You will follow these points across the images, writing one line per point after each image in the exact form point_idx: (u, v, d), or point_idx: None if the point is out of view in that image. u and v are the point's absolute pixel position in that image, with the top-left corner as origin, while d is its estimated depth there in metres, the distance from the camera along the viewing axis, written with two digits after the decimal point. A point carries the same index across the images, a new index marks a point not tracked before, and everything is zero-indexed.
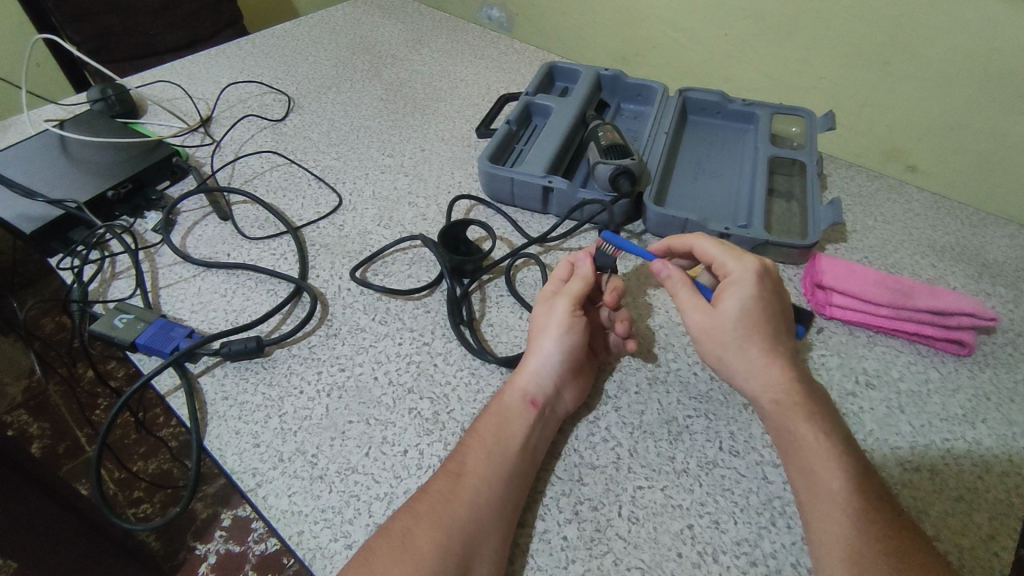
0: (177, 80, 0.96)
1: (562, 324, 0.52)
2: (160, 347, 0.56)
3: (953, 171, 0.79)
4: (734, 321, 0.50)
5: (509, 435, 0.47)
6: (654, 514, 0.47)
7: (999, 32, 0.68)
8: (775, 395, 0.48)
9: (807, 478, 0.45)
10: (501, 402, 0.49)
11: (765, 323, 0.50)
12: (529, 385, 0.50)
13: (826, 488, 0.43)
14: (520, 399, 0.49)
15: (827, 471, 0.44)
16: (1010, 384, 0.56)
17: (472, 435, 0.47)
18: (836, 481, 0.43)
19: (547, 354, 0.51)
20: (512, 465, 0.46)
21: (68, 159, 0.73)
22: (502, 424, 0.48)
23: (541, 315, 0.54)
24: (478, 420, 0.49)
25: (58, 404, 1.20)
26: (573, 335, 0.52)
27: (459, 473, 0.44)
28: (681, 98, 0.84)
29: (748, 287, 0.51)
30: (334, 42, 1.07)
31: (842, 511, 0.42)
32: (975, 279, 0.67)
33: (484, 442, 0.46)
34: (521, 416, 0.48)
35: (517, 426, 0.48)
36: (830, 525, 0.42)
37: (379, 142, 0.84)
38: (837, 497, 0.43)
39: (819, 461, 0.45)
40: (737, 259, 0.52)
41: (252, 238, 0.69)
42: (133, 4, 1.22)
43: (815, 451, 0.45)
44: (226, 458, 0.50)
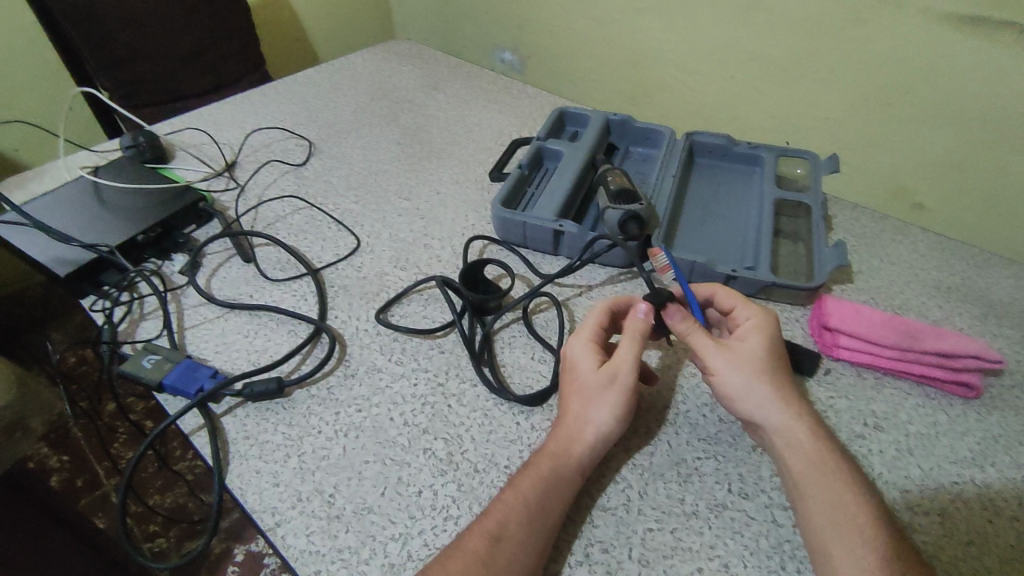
0: (204, 126, 1.00)
1: (617, 395, 0.51)
2: (185, 388, 0.58)
3: (961, 211, 0.80)
4: (757, 359, 0.53)
5: (557, 504, 0.47)
6: (664, 556, 0.47)
7: (1003, 76, 0.70)
8: (791, 437, 0.50)
9: (837, 515, 0.45)
10: (550, 461, 0.48)
11: (779, 366, 0.53)
12: (580, 453, 0.49)
13: (855, 524, 0.44)
14: (571, 465, 0.49)
15: (850, 509, 0.45)
16: (1019, 427, 0.56)
17: (512, 494, 0.47)
18: (866, 522, 0.45)
19: (603, 423, 0.50)
20: (551, 530, 0.46)
21: (101, 205, 0.76)
22: (548, 488, 0.47)
23: (590, 377, 0.52)
24: (521, 473, 0.48)
25: (77, 437, 1.23)
26: (626, 402, 0.51)
27: (497, 536, 0.44)
28: (688, 141, 0.86)
29: (764, 332, 0.55)
30: (354, 88, 1.12)
31: (871, 548, 0.43)
32: (982, 320, 0.68)
33: (529, 506, 0.46)
34: (566, 481, 0.48)
35: (562, 492, 0.47)
36: (858, 562, 0.43)
37: (396, 186, 0.87)
38: (863, 529, 0.44)
39: (843, 500, 0.46)
40: (750, 309, 0.57)
41: (274, 280, 0.72)
42: (163, 53, 1.28)
43: (831, 488, 0.47)
44: (247, 497, 0.52)
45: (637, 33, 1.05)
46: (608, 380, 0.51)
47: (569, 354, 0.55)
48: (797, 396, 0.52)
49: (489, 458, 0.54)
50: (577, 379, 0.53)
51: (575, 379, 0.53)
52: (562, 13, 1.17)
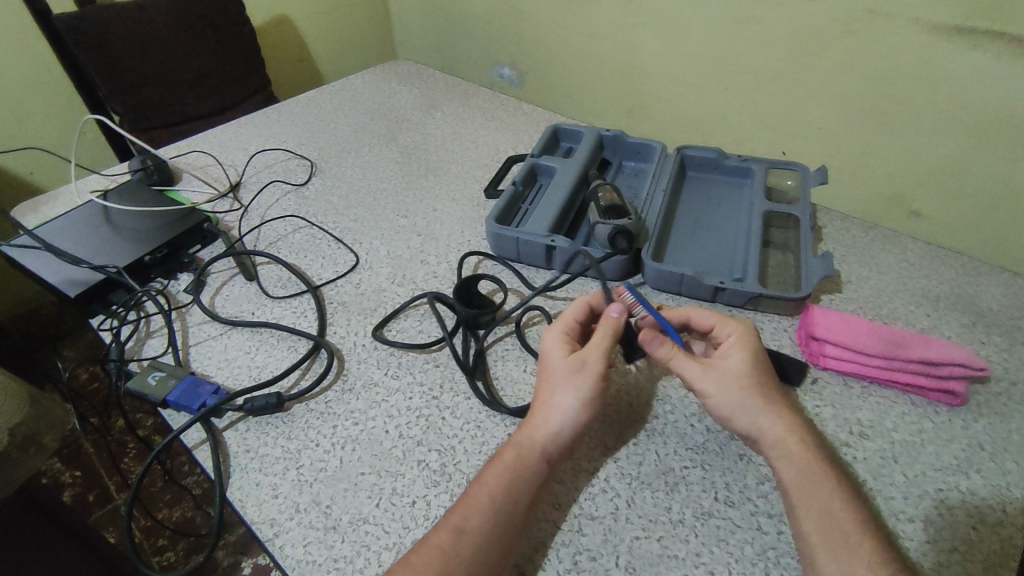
0: (209, 148, 1.03)
1: (584, 378, 0.54)
2: (188, 403, 0.60)
3: (954, 218, 0.81)
4: (740, 379, 0.54)
5: (520, 489, 0.49)
6: (650, 564, 0.48)
7: (989, 86, 0.71)
8: (781, 449, 0.51)
9: (824, 521, 0.46)
10: (516, 454, 0.51)
11: (764, 382, 0.55)
12: (545, 440, 0.52)
13: (842, 531, 0.45)
14: (537, 457, 0.51)
15: (841, 518, 0.46)
16: (1004, 434, 0.57)
17: (479, 488, 0.49)
18: (852, 524, 0.46)
19: (568, 407, 0.53)
20: (515, 520, 0.48)
21: (109, 227, 0.79)
22: (512, 476, 0.49)
23: (559, 364, 0.55)
24: (489, 467, 0.51)
25: (89, 452, 1.26)
26: (589, 384, 0.54)
27: (461, 528, 0.46)
28: (680, 155, 0.88)
29: (747, 350, 0.56)
30: (355, 108, 1.15)
31: (861, 551, 0.44)
32: (969, 328, 0.68)
33: (492, 496, 0.48)
34: (533, 471, 0.50)
35: (527, 482, 0.50)
36: (847, 567, 0.43)
37: (394, 204, 0.89)
38: (851, 534, 0.45)
39: (832, 508, 0.47)
40: (725, 324, 0.58)
41: (275, 297, 0.74)
42: (171, 77, 1.32)
43: (817, 496, 0.48)
44: (247, 509, 0.54)
45: (632, 48, 1.07)
46: (576, 364, 0.54)
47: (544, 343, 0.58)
48: (784, 408, 0.54)
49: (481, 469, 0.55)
50: (549, 367, 0.56)
51: (547, 368, 0.56)
52: (558, 31, 1.20)
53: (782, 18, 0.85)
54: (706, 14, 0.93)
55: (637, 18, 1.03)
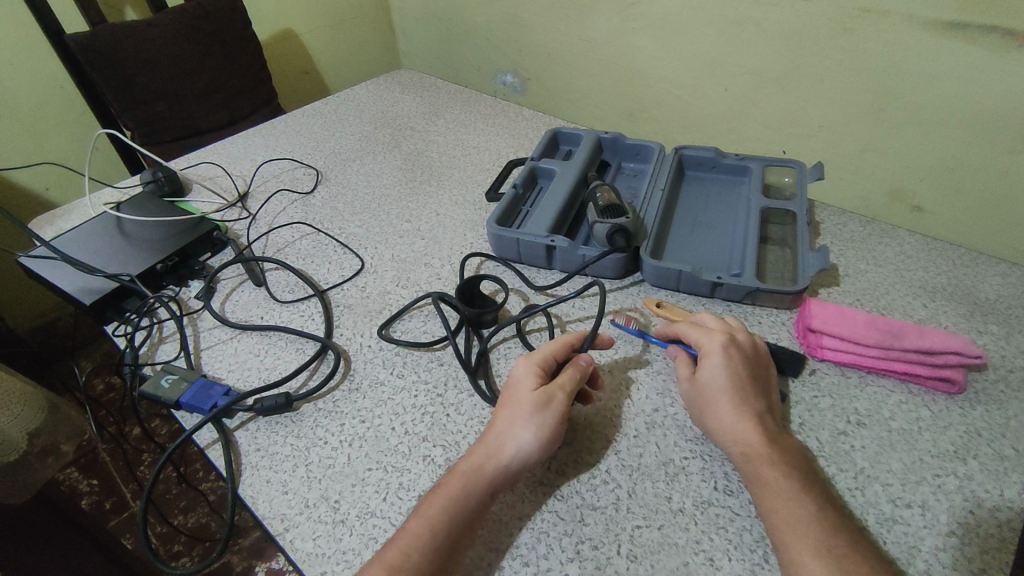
0: (218, 160, 1.06)
1: (547, 416, 0.54)
2: (200, 404, 0.62)
3: (954, 210, 0.82)
4: (709, 387, 0.56)
5: (460, 521, 0.49)
6: (651, 552, 0.50)
7: (985, 78, 0.72)
8: (743, 446, 0.52)
9: (777, 519, 0.47)
10: (460, 487, 0.50)
11: (740, 386, 0.55)
12: (493, 472, 0.51)
13: (797, 529, 0.46)
14: (482, 490, 0.50)
15: (796, 509, 0.47)
16: (1003, 420, 0.57)
17: (419, 522, 0.48)
18: (803, 514, 0.47)
19: (523, 443, 0.52)
20: (451, 555, 0.47)
21: (123, 237, 0.82)
22: (454, 508, 0.49)
23: (524, 398, 0.55)
24: (429, 499, 0.50)
25: (105, 461, 1.29)
26: (550, 423, 0.54)
27: (398, 566, 0.45)
28: (678, 154, 0.89)
29: (718, 356, 0.57)
30: (359, 117, 1.17)
31: (808, 541, 0.45)
32: (966, 318, 0.69)
33: (431, 529, 0.48)
34: (474, 506, 0.50)
35: (467, 517, 0.49)
36: (801, 557, 0.44)
37: (398, 210, 0.91)
38: (802, 525, 0.46)
39: (785, 505, 0.47)
40: (707, 335, 0.59)
41: (283, 302, 0.76)
42: (180, 92, 1.35)
43: (771, 490, 0.49)
44: (258, 505, 0.55)
45: (631, 51, 1.09)
46: (543, 401, 0.54)
47: (515, 372, 0.57)
48: (751, 410, 0.54)
49: None
50: (513, 398, 0.55)
51: (512, 397, 0.56)
52: (558, 37, 1.22)
53: (778, 18, 0.86)
54: (703, 16, 0.94)
55: (636, 22, 1.05)
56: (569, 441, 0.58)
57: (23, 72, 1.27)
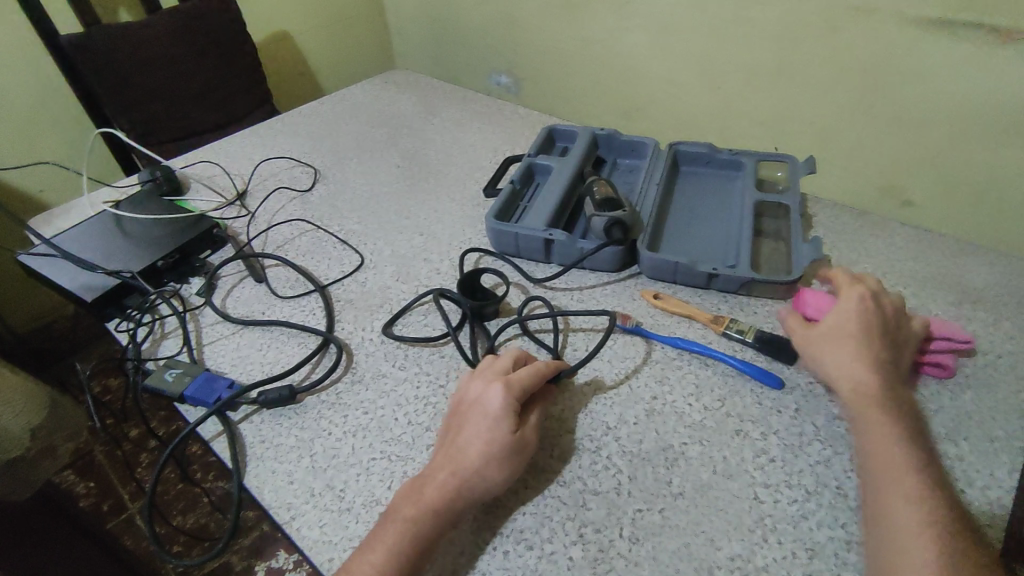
0: (216, 159, 1.06)
1: (520, 459, 0.52)
2: (204, 397, 0.63)
3: (942, 202, 0.84)
4: (830, 331, 0.59)
5: (420, 558, 0.48)
6: (652, 534, 0.51)
7: (970, 73, 0.74)
8: (858, 387, 0.54)
9: (885, 453, 0.50)
10: (425, 520, 0.49)
11: (867, 336, 0.57)
12: (459, 508, 0.50)
13: (900, 469, 0.48)
14: (443, 525, 0.49)
15: (896, 453, 0.49)
16: (991, 403, 0.59)
17: (380, 554, 0.47)
18: (907, 459, 0.49)
19: (493, 484, 0.51)
20: None
21: (122, 235, 0.82)
22: (418, 546, 0.48)
23: (500, 437, 0.52)
24: (389, 530, 0.48)
25: (102, 463, 1.29)
26: (521, 464, 0.53)
27: None
28: (672, 151, 0.90)
29: (849, 307, 0.59)
30: (356, 117, 1.18)
31: (907, 480, 0.47)
32: (956, 306, 0.71)
33: (393, 566, 0.46)
34: (434, 541, 0.49)
35: (427, 552, 0.48)
36: (894, 494, 0.47)
37: (396, 206, 0.92)
38: (893, 470, 0.48)
39: (893, 446, 0.50)
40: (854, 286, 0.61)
41: (284, 297, 0.77)
42: (175, 93, 1.35)
43: (876, 434, 0.51)
44: (264, 495, 0.56)
45: (624, 50, 1.10)
46: (520, 445, 0.53)
47: (492, 403, 0.53)
48: (871, 360, 0.56)
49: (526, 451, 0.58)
50: (488, 433, 0.52)
51: (487, 429, 0.52)
52: (551, 36, 1.23)
53: (768, 16, 0.88)
54: (694, 14, 0.96)
55: (628, 21, 1.06)
56: (571, 428, 0.59)
57: (17, 74, 1.27)
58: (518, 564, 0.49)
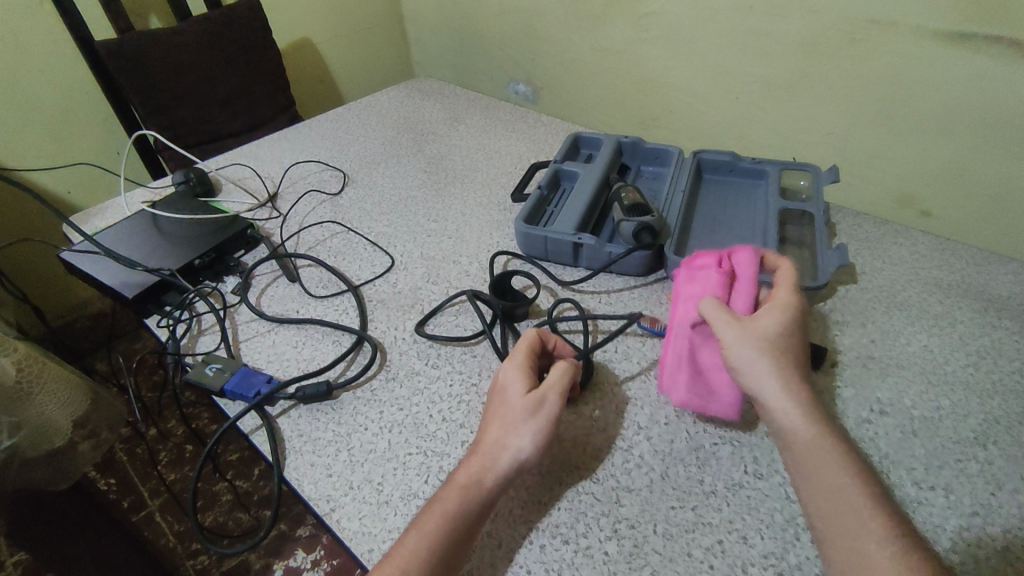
0: (246, 162, 1.09)
1: (540, 420, 0.53)
2: (244, 392, 0.64)
3: (966, 214, 0.84)
4: (772, 335, 0.53)
5: (459, 533, 0.48)
6: (686, 530, 0.52)
7: (993, 87, 0.75)
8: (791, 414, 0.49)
9: (831, 495, 0.45)
10: (459, 498, 0.49)
11: (795, 351, 0.53)
12: (491, 483, 0.51)
13: (853, 508, 0.44)
14: (478, 500, 0.50)
15: (846, 490, 0.45)
16: (1019, 410, 0.60)
17: (417, 535, 0.47)
18: (859, 496, 0.45)
19: (518, 449, 0.52)
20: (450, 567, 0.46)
21: (159, 234, 0.84)
22: (453, 521, 0.48)
23: (516, 403, 0.54)
24: (423, 514, 0.49)
25: (123, 460, 1.31)
26: (545, 427, 0.53)
27: None
28: (696, 159, 0.92)
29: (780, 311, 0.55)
30: (381, 123, 1.20)
31: (868, 527, 0.43)
32: (980, 314, 0.71)
33: (428, 544, 0.47)
34: (471, 514, 0.49)
35: (463, 526, 0.48)
36: (861, 542, 0.42)
37: (425, 210, 0.94)
38: (864, 517, 0.44)
39: (843, 482, 0.46)
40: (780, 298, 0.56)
41: (318, 296, 0.79)
42: (202, 98, 1.38)
43: (821, 465, 0.47)
44: (304, 487, 0.57)
45: (645, 61, 1.12)
46: (536, 404, 0.54)
47: (504, 378, 0.57)
48: (804, 382, 0.51)
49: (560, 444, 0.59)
50: (505, 406, 0.55)
51: (502, 404, 0.55)
52: (572, 46, 1.25)
53: (789, 29, 0.90)
54: (717, 26, 0.97)
55: (649, 33, 1.08)
56: (602, 427, 0.60)
57: (49, 78, 1.30)
58: (556, 557, 0.50)
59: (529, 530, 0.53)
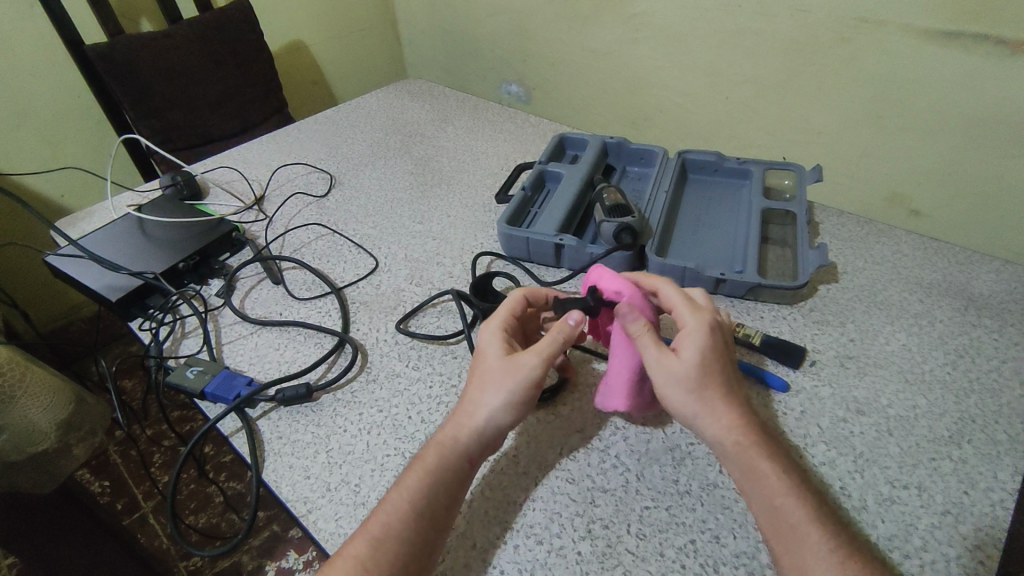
0: (234, 165, 1.09)
1: (514, 380, 0.53)
2: (224, 394, 0.65)
3: (950, 212, 0.84)
4: (694, 369, 0.52)
5: (439, 490, 0.50)
6: (659, 530, 0.52)
7: (977, 85, 0.75)
8: (736, 436, 0.51)
9: (773, 517, 0.47)
10: (434, 458, 0.52)
11: (719, 371, 0.53)
12: (466, 441, 0.52)
13: (790, 525, 0.46)
14: (456, 458, 0.52)
15: (789, 508, 0.47)
16: (995, 408, 0.60)
17: (399, 492, 0.50)
18: (803, 517, 0.46)
19: (493, 409, 0.53)
20: (432, 525, 0.49)
21: (144, 238, 0.85)
22: (432, 479, 0.50)
23: (490, 365, 0.55)
24: (405, 472, 0.52)
25: (116, 462, 1.32)
26: (522, 389, 0.54)
27: (379, 538, 0.47)
28: (680, 159, 0.92)
29: (700, 338, 0.54)
30: (370, 125, 1.20)
31: (808, 542, 0.45)
32: (960, 313, 0.72)
33: (411, 500, 0.49)
34: (451, 472, 0.51)
35: (444, 484, 0.50)
36: (803, 559, 0.44)
37: (410, 212, 0.94)
38: (807, 540, 0.45)
39: (783, 502, 0.47)
40: (690, 311, 0.56)
41: (302, 298, 0.79)
42: (194, 101, 1.38)
43: (761, 485, 0.49)
44: (282, 488, 0.58)
45: (634, 60, 1.12)
46: (511, 368, 0.54)
47: (482, 340, 0.57)
48: (730, 400, 0.52)
49: (536, 445, 0.59)
50: (480, 367, 0.56)
51: (479, 367, 0.56)
52: (562, 46, 1.25)
53: (776, 28, 0.90)
54: (704, 26, 0.98)
55: (638, 33, 1.08)
56: (580, 428, 0.61)
57: (42, 82, 1.31)
58: (529, 557, 0.51)
59: (506, 529, 0.53)
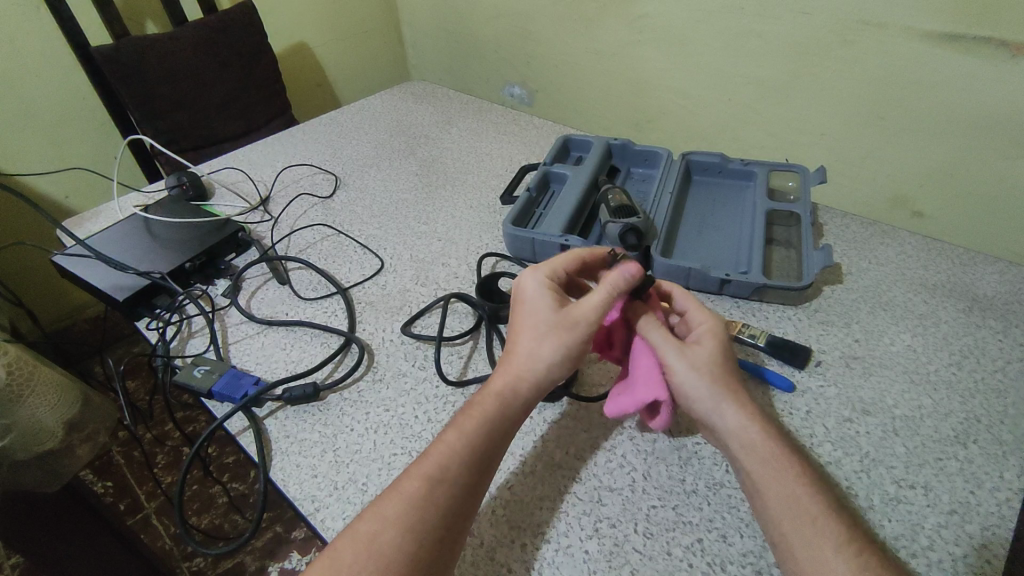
0: (240, 166, 1.09)
1: (571, 333, 0.55)
2: (232, 393, 0.65)
3: (954, 213, 0.84)
4: (714, 358, 0.55)
5: (493, 440, 0.51)
6: (666, 529, 0.52)
7: (981, 87, 0.75)
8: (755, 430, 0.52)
9: (790, 508, 0.47)
10: (490, 404, 0.53)
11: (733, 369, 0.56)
12: (524, 389, 0.54)
13: (808, 516, 0.46)
14: (512, 407, 0.53)
15: (805, 503, 0.47)
16: (1000, 408, 0.60)
17: (452, 437, 0.51)
18: (818, 510, 0.47)
19: (549, 360, 0.55)
20: (483, 474, 0.50)
21: (151, 238, 0.85)
22: (490, 428, 0.51)
23: (544, 316, 0.56)
24: (458, 418, 0.52)
25: (120, 463, 1.32)
26: (575, 344, 0.55)
27: (433, 479, 0.48)
28: (685, 160, 0.92)
29: (716, 336, 0.57)
30: (375, 126, 1.21)
31: (823, 534, 0.45)
32: (965, 314, 0.72)
33: (467, 445, 0.50)
34: (507, 421, 0.52)
35: (501, 432, 0.52)
36: (818, 550, 0.44)
37: (415, 213, 0.94)
38: (823, 532, 0.45)
39: (800, 496, 0.48)
40: (702, 313, 0.60)
41: (308, 299, 0.79)
42: (199, 102, 1.39)
43: (778, 478, 0.49)
44: (289, 487, 0.58)
45: (638, 62, 1.13)
46: (568, 323, 0.55)
47: (530, 292, 0.58)
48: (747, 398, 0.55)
49: (543, 446, 0.59)
50: (532, 317, 0.56)
51: (532, 316, 0.57)
52: (565, 48, 1.26)
53: (780, 30, 0.90)
54: (708, 28, 0.98)
55: (642, 35, 1.09)
56: (586, 428, 0.61)
57: (48, 83, 1.32)
58: (537, 556, 0.51)
59: (514, 527, 0.53)
